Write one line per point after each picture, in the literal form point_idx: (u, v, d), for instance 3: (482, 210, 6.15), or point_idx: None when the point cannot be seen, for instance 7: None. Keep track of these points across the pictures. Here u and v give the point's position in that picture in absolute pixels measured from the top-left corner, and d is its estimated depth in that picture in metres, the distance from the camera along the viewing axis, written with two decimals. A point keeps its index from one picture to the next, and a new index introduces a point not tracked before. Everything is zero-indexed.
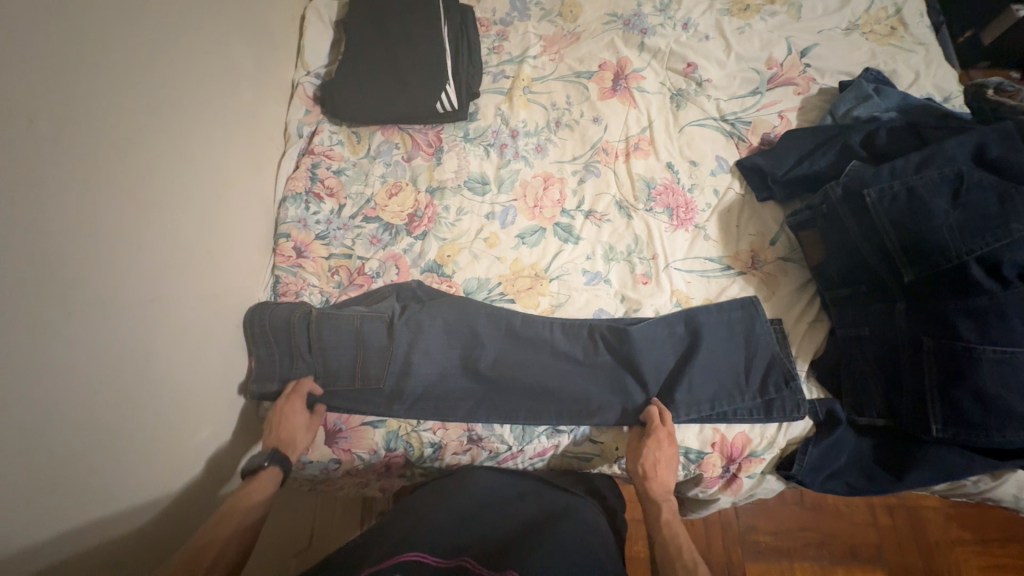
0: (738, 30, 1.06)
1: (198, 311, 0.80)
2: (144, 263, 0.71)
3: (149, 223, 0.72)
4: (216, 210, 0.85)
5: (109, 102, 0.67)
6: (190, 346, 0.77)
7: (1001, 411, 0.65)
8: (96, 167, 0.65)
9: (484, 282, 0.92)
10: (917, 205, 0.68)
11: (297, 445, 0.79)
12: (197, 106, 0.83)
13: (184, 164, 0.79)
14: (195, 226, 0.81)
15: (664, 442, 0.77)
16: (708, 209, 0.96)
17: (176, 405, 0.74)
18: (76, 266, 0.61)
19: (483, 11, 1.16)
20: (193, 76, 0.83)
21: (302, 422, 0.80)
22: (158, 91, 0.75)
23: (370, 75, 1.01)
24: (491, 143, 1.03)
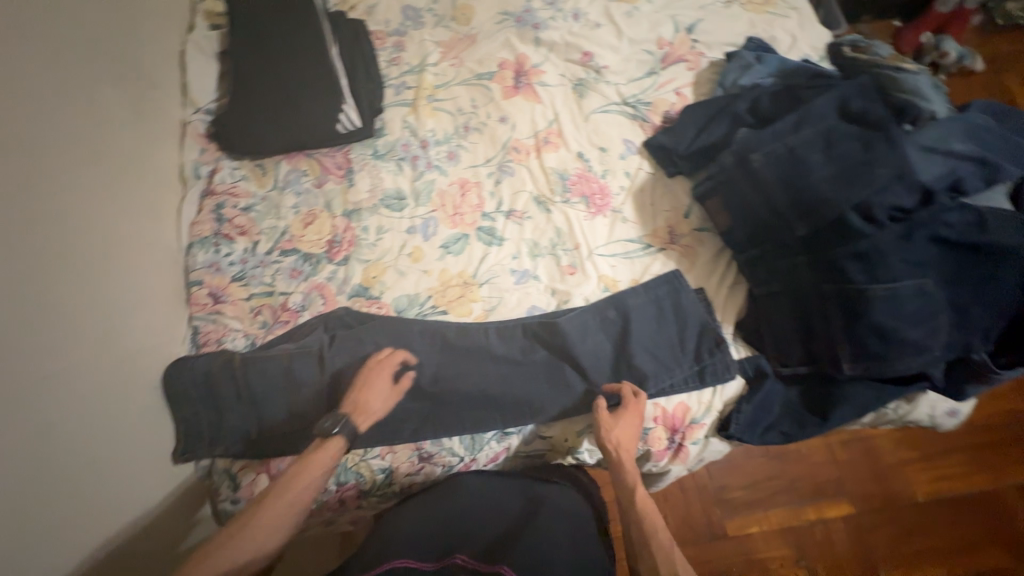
0: (626, 15, 1.09)
1: (102, 376, 0.73)
2: (32, 329, 0.65)
3: (31, 283, 0.66)
4: (110, 268, 0.79)
5: None
6: (100, 415, 0.71)
7: (899, 342, 0.70)
8: None
9: (414, 298, 0.91)
10: (797, 162, 0.72)
11: (372, 416, 0.77)
12: (70, 157, 0.76)
13: (64, 216, 0.73)
14: (85, 282, 0.74)
15: (634, 420, 0.79)
16: (623, 191, 0.98)
17: (94, 480, 0.68)
18: None
19: (376, 24, 1.14)
20: (62, 121, 0.76)
21: (382, 392, 0.79)
22: (25, 138, 0.69)
23: (263, 103, 0.97)
24: (402, 157, 1.02)
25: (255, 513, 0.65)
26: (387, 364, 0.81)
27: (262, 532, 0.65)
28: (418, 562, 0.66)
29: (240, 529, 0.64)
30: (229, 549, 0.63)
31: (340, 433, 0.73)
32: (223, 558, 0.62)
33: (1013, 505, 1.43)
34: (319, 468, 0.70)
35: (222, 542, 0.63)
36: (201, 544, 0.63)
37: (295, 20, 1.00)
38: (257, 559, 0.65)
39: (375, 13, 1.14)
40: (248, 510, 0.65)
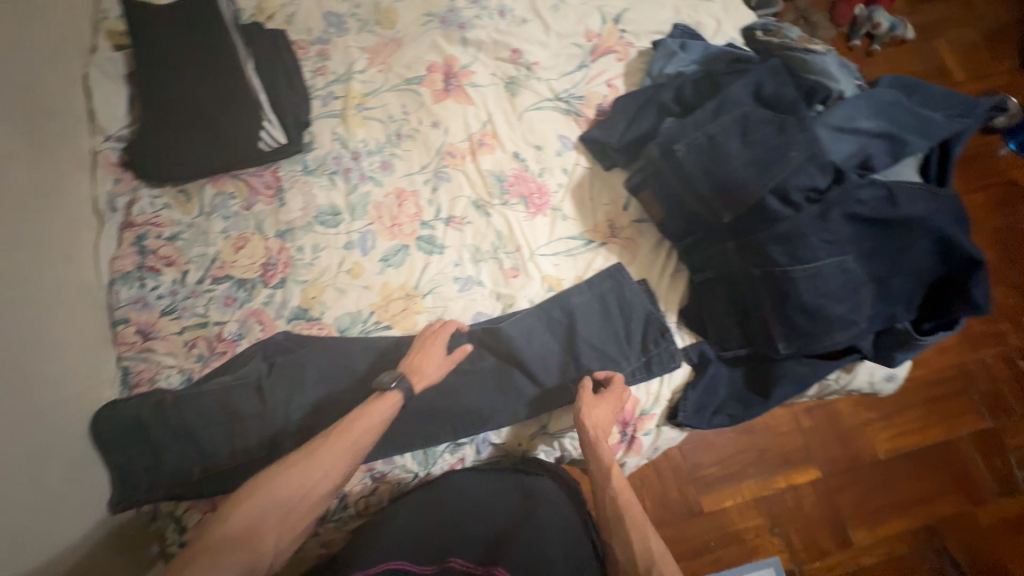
0: (553, 8, 1.08)
1: (20, 431, 0.68)
2: None
3: None
4: (20, 316, 0.74)
5: None
6: (19, 474, 0.66)
7: (826, 318, 0.72)
8: None
9: (357, 315, 0.89)
10: (717, 151, 0.73)
11: (425, 378, 0.79)
12: None
13: None
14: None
15: (614, 403, 0.79)
16: (561, 188, 0.98)
17: (18, 543, 0.64)
18: None
19: (297, 33, 1.09)
20: None
21: (436, 357, 0.80)
22: None
23: (180, 126, 0.93)
24: (334, 171, 0.99)
25: (321, 443, 0.71)
26: (441, 332, 0.82)
27: (322, 462, 0.70)
28: (414, 564, 0.70)
29: (308, 456, 0.70)
30: (298, 470, 0.68)
31: (399, 386, 0.77)
32: (291, 479, 0.68)
33: (965, 459, 1.41)
34: (377, 415, 0.75)
35: (290, 466, 0.69)
36: (270, 465, 0.69)
37: (205, 37, 0.95)
38: (317, 489, 0.69)
39: (295, 21, 1.10)
40: (319, 440, 0.71)
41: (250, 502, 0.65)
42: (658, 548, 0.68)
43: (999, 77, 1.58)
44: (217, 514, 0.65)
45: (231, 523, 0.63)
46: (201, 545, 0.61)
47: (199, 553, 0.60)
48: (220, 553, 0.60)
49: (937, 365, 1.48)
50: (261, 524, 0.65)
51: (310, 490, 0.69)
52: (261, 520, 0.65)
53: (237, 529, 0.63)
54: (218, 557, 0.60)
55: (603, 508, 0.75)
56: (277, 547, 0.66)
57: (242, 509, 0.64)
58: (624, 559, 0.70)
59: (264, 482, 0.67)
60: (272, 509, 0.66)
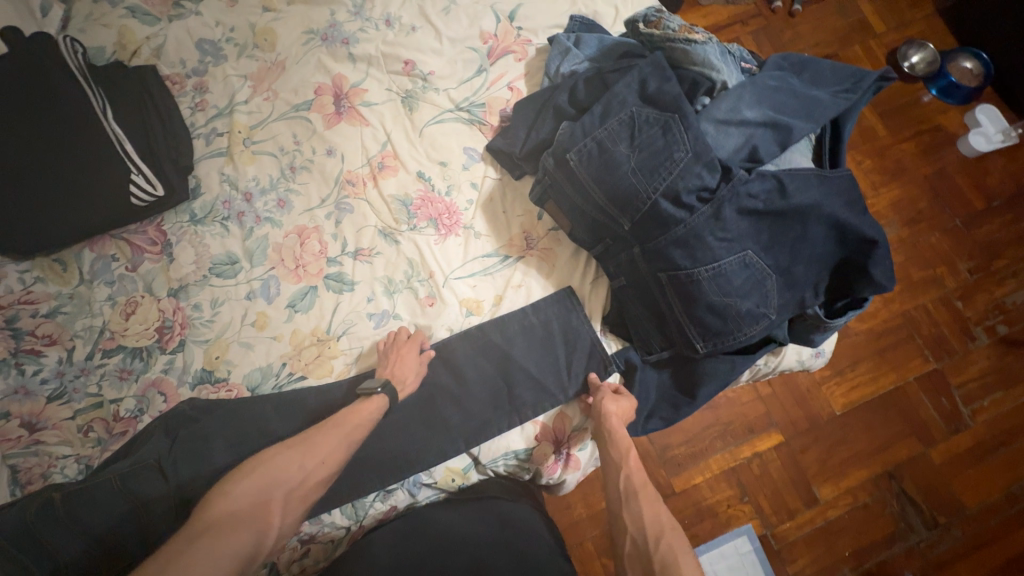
0: (443, 12, 1.02)
1: None
2: None
3: None
4: None
5: None
6: None
7: (734, 314, 0.71)
8: None
9: (267, 369, 0.84)
10: (607, 158, 0.71)
11: (406, 389, 0.79)
12: None
13: None
14: None
15: (620, 409, 0.77)
16: (471, 205, 0.93)
17: None
18: None
19: (168, 66, 1.00)
20: None
21: (412, 364, 0.80)
22: None
23: (38, 192, 0.84)
24: (226, 216, 0.92)
25: (316, 430, 0.71)
26: (411, 341, 0.82)
27: (322, 447, 0.69)
28: None
29: (304, 442, 0.69)
30: (295, 454, 0.67)
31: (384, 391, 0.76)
32: (291, 461, 0.66)
33: (916, 401, 1.39)
34: (365, 415, 0.75)
35: (285, 451, 0.67)
36: (265, 450, 0.68)
37: (56, 90, 0.87)
38: (318, 472, 0.68)
39: (164, 54, 1.00)
40: (314, 428, 0.71)
41: (246, 484, 0.63)
42: (665, 524, 0.64)
43: (914, 26, 1.58)
44: (212, 499, 0.62)
45: (228, 503, 0.61)
46: (200, 526, 0.58)
47: (201, 532, 0.57)
48: (220, 531, 0.57)
49: (883, 315, 1.44)
50: (262, 504, 0.62)
51: (310, 476, 0.67)
52: (264, 500, 0.62)
53: (238, 509, 0.61)
54: (221, 533, 0.57)
55: (613, 485, 0.71)
56: (279, 530, 0.62)
57: (241, 488, 0.62)
58: (629, 531, 0.65)
59: (261, 465, 0.65)
60: (272, 491, 0.63)
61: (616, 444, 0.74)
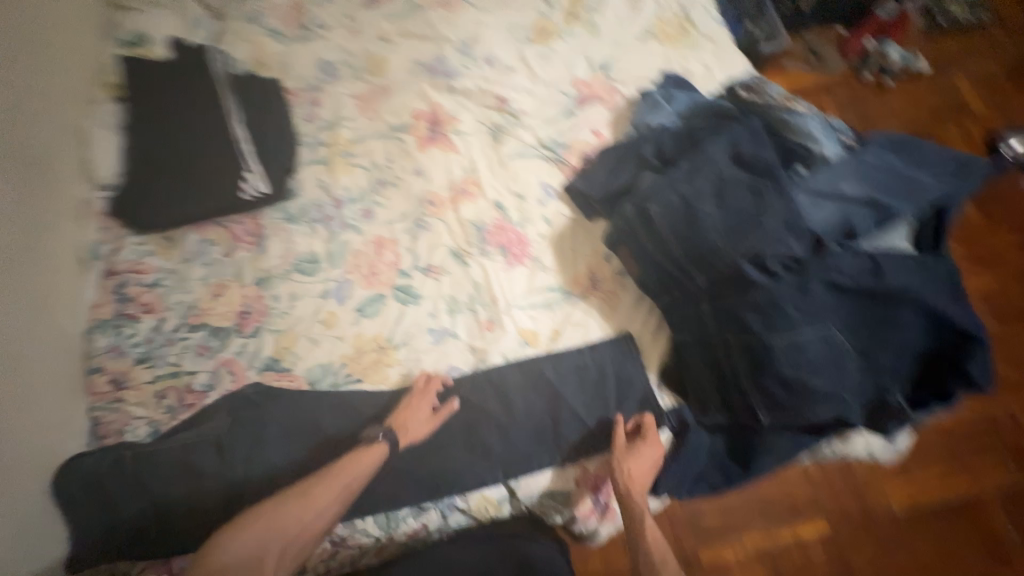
0: (541, 57, 1.09)
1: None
2: None
3: None
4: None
5: None
6: None
7: (805, 390, 0.67)
8: None
9: (328, 367, 0.88)
10: (689, 213, 0.71)
11: (411, 435, 0.78)
12: None
13: None
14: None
15: (652, 455, 0.76)
16: (542, 238, 0.96)
17: None
18: None
19: (290, 80, 1.12)
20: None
21: (420, 413, 0.79)
22: None
23: (166, 177, 0.95)
24: (315, 219, 0.99)
25: (314, 483, 0.73)
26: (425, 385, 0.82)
27: (318, 501, 0.71)
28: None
29: (301, 495, 0.71)
30: (291, 507, 0.70)
31: (386, 438, 0.76)
32: (288, 514, 0.70)
33: (993, 519, 1.23)
34: (364, 465, 0.75)
35: (282, 504, 0.71)
36: (266, 500, 0.72)
37: (202, 93, 1.00)
38: (314, 523, 0.71)
39: (289, 70, 1.13)
40: (312, 479, 0.73)
41: (240, 536, 0.68)
42: None
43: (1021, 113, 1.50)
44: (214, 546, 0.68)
45: (227, 555, 0.67)
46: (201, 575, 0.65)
47: None
48: None
49: (963, 415, 1.32)
50: (259, 556, 0.68)
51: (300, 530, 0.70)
52: (261, 552, 0.68)
53: (235, 561, 0.67)
54: None
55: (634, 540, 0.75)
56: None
57: (240, 541, 0.67)
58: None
59: (260, 517, 0.69)
60: (267, 544, 0.68)
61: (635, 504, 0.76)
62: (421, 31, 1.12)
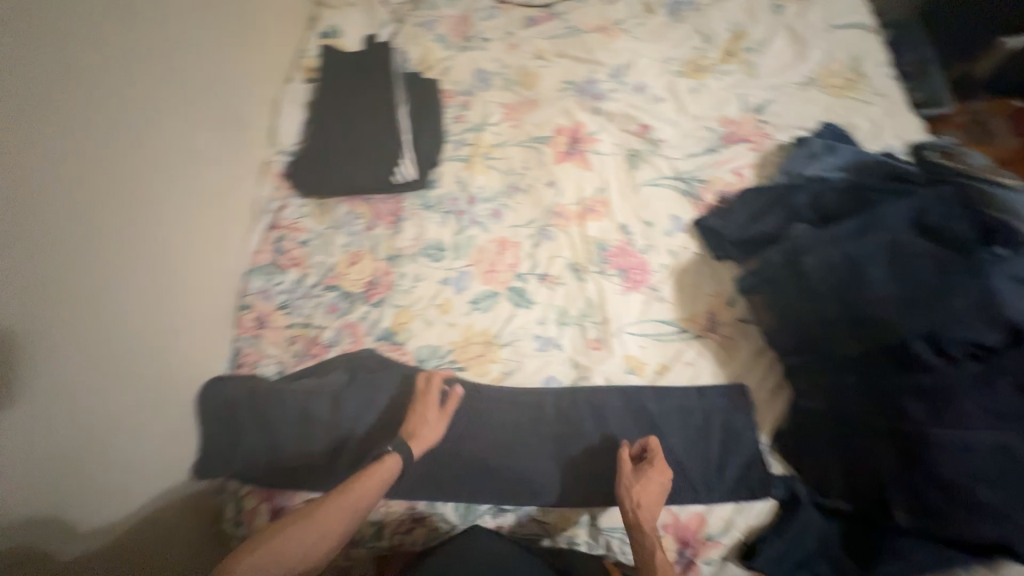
0: (691, 91, 1.08)
1: (144, 389, 0.79)
2: (95, 333, 0.72)
3: (104, 296, 0.73)
4: (167, 289, 0.86)
5: (88, 178, 0.71)
6: (130, 425, 0.76)
7: (966, 501, 0.59)
8: (64, 240, 0.67)
9: (435, 349, 0.92)
10: (854, 274, 0.67)
11: (425, 441, 0.79)
12: (159, 191, 0.84)
13: (144, 232, 0.81)
14: (157, 295, 0.83)
15: (659, 482, 0.72)
16: (663, 269, 0.94)
17: (104, 476, 0.71)
18: (30, 338, 0.62)
19: (448, 83, 1.22)
20: (167, 159, 0.86)
21: (433, 421, 0.81)
22: (127, 160, 0.78)
23: (335, 152, 1.08)
24: (448, 210, 1.06)
25: (320, 507, 0.70)
26: (442, 393, 0.83)
27: (324, 527, 0.69)
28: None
29: (307, 520, 0.69)
30: (297, 532, 0.68)
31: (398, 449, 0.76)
32: (296, 538, 0.67)
33: None
34: (375, 483, 0.74)
35: (286, 530, 0.68)
36: (268, 527, 0.69)
37: (376, 83, 1.12)
38: (320, 550, 0.69)
39: (449, 74, 1.23)
40: (317, 505, 0.70)
41: (250, 559, 0.65)
42: None
43: None
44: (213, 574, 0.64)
45: None
46: None
47: None
48: None
49: None
50: None
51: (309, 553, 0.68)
52: None
53: None
54: None
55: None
56: None
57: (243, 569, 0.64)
58: None
59: (263, 543, 0.66)
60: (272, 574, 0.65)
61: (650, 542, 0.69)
62: (576, 53, 1.17)
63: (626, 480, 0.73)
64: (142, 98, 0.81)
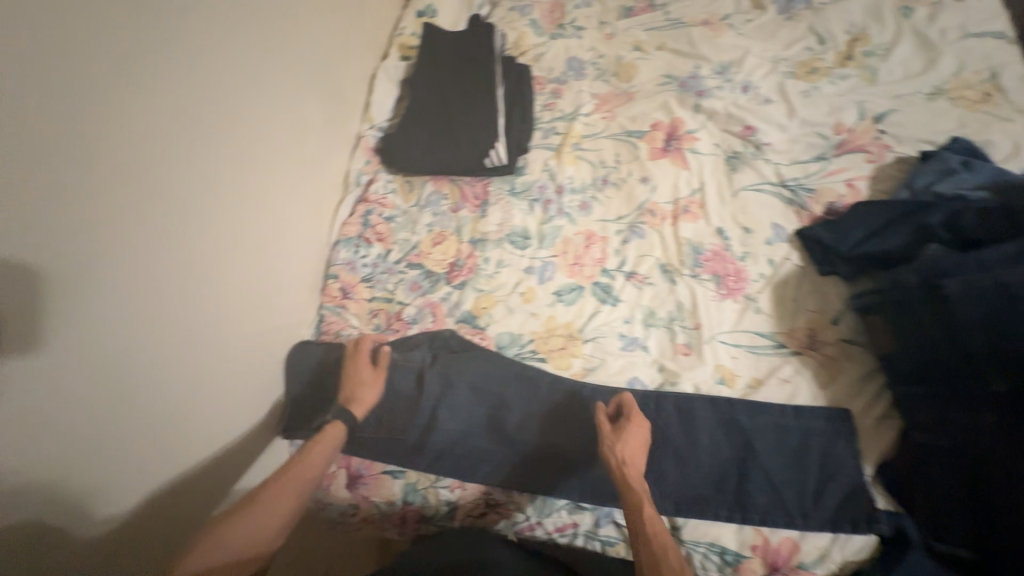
0: (803, 94, 1.01)
1: (227, 338, 0.82)
2: (186, 275, 0.75)
3: (195, 241, 0.76)
4: (259, 249, 0.88)
5: (197, 127, 0.75)
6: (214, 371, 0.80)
7: None
8: (162, 178, 0.71)
9: (516, 337, 0.91)
10: (1008, 304, 0.62)
11: (365, 401, 0.81)
12: (261, 153, 0.88)
13: (242, 189, 0.84)
14: (249, 253, 0.86)
15: (640, 433, 0.74)
16: (762, 279, 0.90)
17: (184, 416, 0.75)
18: (114, 263, 0.65)
19: (540, 70, 1.20)
20: (272, 123, 0.90)
21: (369, 380, 0.83)
22: (236, 117, 0.82)
23: (426, 131, 1.08)
24: (535, 198, 1.04)
25: (259, 492, 0.70)
26: (369, 352, 0.86)
27: (268, 510, 0.68)
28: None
29: (247, 506, 0.68)
30: (240, 519, 0.67)
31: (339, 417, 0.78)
32: (243, 524, 0.66)
33: None
34: (318, 453, 0.75)
35: (228, 519, 0.66)
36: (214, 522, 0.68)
37: (471, 65, 1.11)
38: (273, 531, 0.68)
39: (542, 60, 1.21)
40: (255, 491, 0.70)
41: (205, 554, 0.63)
42: None
43: None
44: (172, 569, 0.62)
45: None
46: None
47: None
48: None
49: None
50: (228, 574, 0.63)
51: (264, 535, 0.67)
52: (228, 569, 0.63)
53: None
54: None
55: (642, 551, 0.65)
56: None
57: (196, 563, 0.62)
58: None
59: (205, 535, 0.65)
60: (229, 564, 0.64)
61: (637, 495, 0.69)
62: (678, 47, 1.12)
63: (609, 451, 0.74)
64: (226, 77, 0.80)
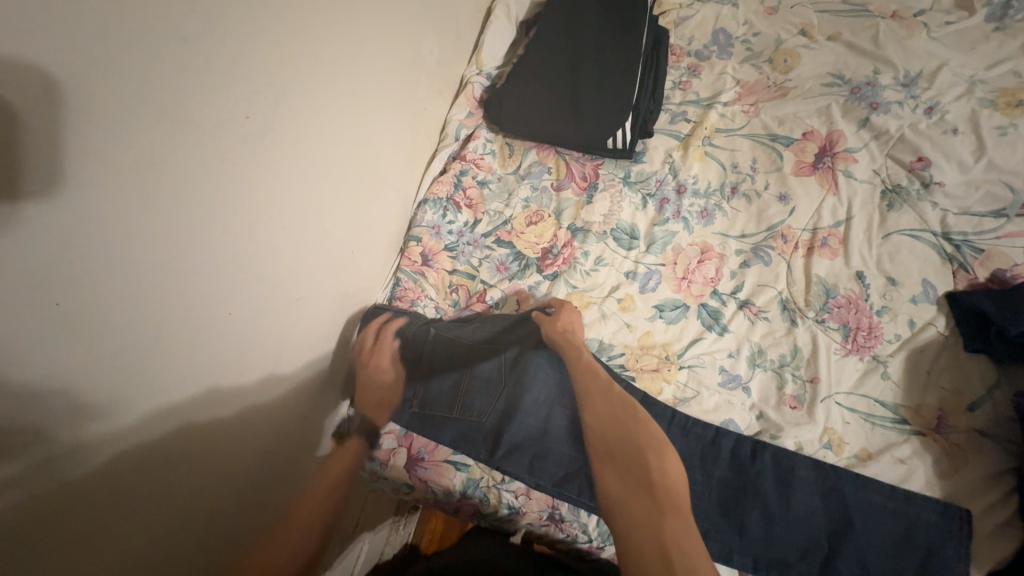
0: (998, 130, 0.84)
1: (307, 291, 0.71)
2: (277, 206, 0.62)
3: (294, 165, 0.64)
4: (350, 195, 0.77)
5: (319, 34, 0.63)
6: (294, 329, 0.70)
7: None
8: (286, 82, 0.59)
9: (605, 346, 0.83)
10: None
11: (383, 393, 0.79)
12: (369, 78, 0.75)
13: (348, 120, 0.72)
14: (341, 195, 0.75)
15: (570, 317, 0.82)
16: (896, 341, 0.79)
17: (260, 381, 0.65)
18: (222, 167, 0.53)
19: (678, 38, 1.04)
20: (383, 47, 0.77)
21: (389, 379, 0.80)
22: (354, 30, 0.69)
23: (543, 89, 0.95)
24: (651, 193, 0.92)
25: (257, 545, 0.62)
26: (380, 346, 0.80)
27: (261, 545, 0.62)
28: None
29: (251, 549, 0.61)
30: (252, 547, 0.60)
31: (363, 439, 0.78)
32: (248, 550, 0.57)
33: None
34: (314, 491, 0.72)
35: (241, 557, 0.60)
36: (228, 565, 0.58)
37: (611, 19, 0.96)
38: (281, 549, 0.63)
39: (683, 26, 1.04)
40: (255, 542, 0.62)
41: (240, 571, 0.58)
42: None
43: None
44: None
45: None
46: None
47: None
48: None
49: None
50: None
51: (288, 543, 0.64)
52: None
53: None
54: None
55: (594, 398, 0.72)
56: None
57: None
58: None
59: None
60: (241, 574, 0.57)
61: (577, 362, 0.75)
62: (856, 41, 0.95)
63: (544, 330, 0.79)
64: (343, 15, 0.66)
